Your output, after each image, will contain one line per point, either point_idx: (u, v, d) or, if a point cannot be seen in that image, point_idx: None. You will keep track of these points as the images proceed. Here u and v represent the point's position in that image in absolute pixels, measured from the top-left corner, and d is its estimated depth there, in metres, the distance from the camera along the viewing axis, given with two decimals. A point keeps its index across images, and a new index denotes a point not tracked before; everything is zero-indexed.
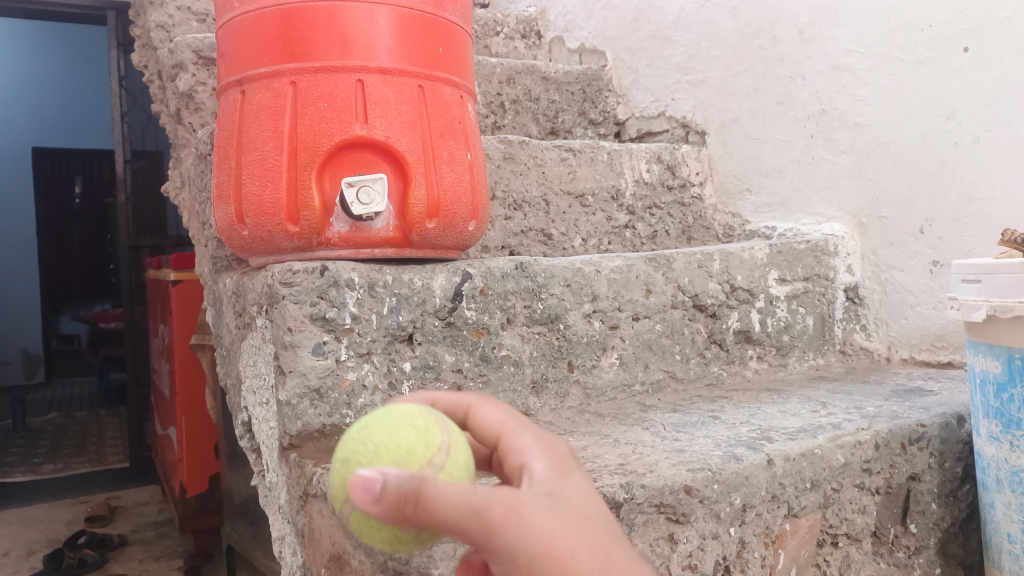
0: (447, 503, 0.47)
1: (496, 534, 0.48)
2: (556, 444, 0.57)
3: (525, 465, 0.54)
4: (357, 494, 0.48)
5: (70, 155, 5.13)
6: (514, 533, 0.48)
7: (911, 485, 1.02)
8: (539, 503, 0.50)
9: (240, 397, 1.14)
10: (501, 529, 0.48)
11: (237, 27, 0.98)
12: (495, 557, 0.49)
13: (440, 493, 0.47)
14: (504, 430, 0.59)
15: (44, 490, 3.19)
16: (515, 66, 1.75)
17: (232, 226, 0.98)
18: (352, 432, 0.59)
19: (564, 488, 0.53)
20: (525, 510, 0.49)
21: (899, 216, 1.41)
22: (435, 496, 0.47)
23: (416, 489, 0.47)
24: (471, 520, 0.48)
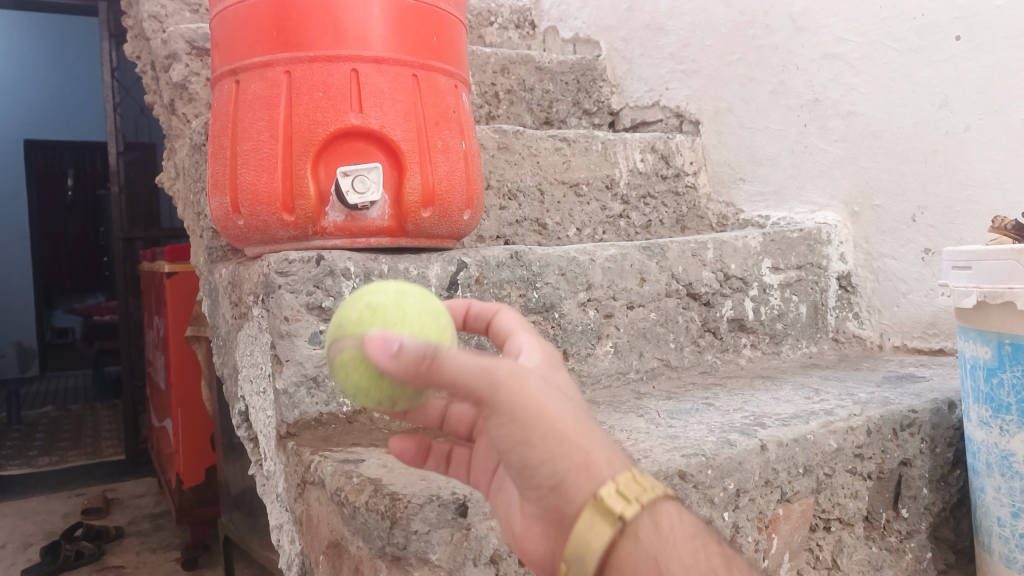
0: (463, 366, 0.50)
1: (503, 394, 0.51)
2: (547, 344, 0.62)
3: (522, 356, 0.59)
4: (373, 349, 0.50)
5: (63, 148, 5.08)
6: (517, 395, 0.51)
7: (903, 470, 1.03)
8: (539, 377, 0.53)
9: (237, 387, 1.15)
10: (507, 390, 0.51)
11: (230, 17, 0.97)
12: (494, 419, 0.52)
13: (455, 354, 0.50)
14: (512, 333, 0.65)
15: (40, 483, 3.20)
16: (509, 56, 1.75)
17: (227, 216, 0.99)
18: (384, 289, 0.63)
19: (556, 377, 0.57)
20: (528, 379, 0.52)
21: (892, 204, 1.42)
22: (449, 356, 0.50)
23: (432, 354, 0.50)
24: (480, 381, 0.51)
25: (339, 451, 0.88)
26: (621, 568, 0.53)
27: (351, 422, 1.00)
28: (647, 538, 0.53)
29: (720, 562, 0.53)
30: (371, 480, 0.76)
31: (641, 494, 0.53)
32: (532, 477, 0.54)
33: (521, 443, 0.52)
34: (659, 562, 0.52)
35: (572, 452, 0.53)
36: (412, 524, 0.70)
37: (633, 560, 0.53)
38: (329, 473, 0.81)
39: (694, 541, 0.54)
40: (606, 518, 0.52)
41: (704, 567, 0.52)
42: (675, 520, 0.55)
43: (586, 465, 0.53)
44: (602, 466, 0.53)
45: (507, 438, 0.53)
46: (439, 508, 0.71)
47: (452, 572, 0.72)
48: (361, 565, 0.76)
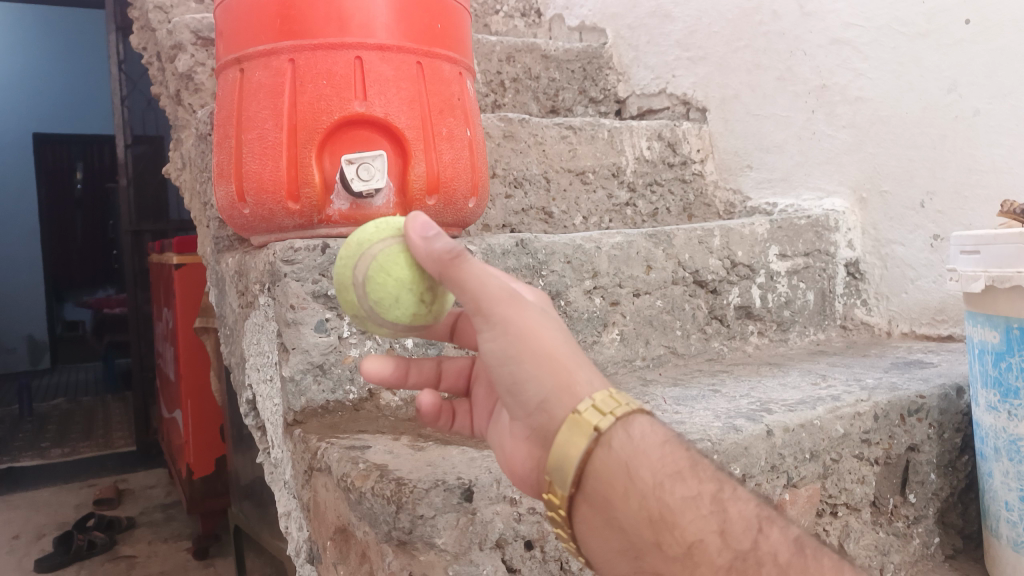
0: (475, 273, 0.56)
1: (498, 307, 0.55)
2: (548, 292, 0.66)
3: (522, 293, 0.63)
4: (412, 231, 0.60)
5: (70, 142, 5.11)
6: (511, 312, 0.54)
7: (911, 456, 1.03)
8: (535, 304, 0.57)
9: (245, 376, 1.15)
10: (502, 308, 0.55)
11: (234, 6, 0.97)
12: (488, 328, 0.55)
13: (472, 262, 0.56)
14: None
15: (53, 475, 3.23)
16: (515, 44, 1.75)
17: (233, 205, 0.99)
18: (397, 219, 0.70)
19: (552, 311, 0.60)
20: (524, 303, 0.55)
21: (900, 190, 1.41)
22: (467, 266, 0.56)
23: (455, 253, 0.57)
24: (482, 296, 0.55)
25: (346, 438, 0.89)
26: (596, 477, 0.55)
27: (357, 409, 1.01)
28: (620, 448, 0.55)
29: (685, 465, 0.56)
30: (378, 466, 0.77)
31: (616, 407, 0.54)
32: (520, 396, 0.57)
33: (510, 359, 0.55)
34: (631, 469, 0.54)
35: (557, 372, 0.55)
36: (418, 509, 0.70)
37: (607, 469, 0.54)
38: (336, 459, 0.82)
39: (663, 447, 0.56)
40: (583, 430, 0.53)
41: (671, 471, 0.55)
42: (647, 430, 0.57)
43: (569, 385, 0.55)
44: (583, 386, 0.55)
45: (498, 354, 0.56)
46: (445, 492, 0.72)
47: (458, 556, 0.73)
48: (368, 551, 0.77)
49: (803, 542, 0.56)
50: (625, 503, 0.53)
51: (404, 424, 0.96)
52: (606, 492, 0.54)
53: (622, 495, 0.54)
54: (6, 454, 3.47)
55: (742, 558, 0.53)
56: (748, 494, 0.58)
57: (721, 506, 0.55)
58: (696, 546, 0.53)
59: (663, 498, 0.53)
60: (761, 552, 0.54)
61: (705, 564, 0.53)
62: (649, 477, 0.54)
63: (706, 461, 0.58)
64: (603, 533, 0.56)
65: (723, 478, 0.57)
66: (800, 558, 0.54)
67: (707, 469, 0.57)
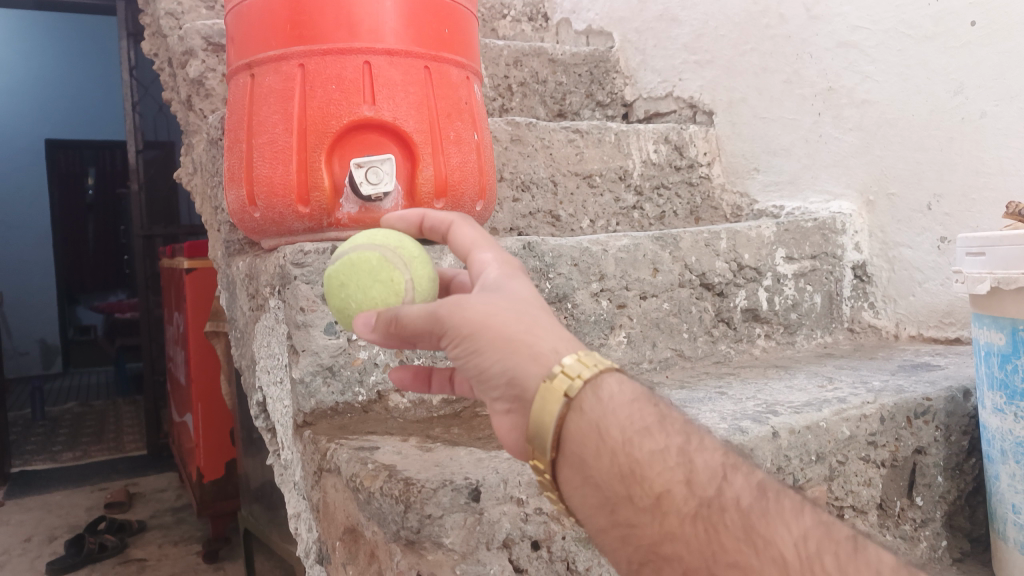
0: (414, 316, 0.60)
1: (443, 322, 0.59)
2: (510, 258, 0.66)
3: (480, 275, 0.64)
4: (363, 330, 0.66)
5: (81, 146, 5.14)
6: (457, 318, 0.58)
7: (918, 458, 1.03)
8: (481, 294, 0.59)
9: (255, 378, 1.17)
10: (449, 319, 0.58)
11: (245, 12, 0.98)
12: (451, 347, 0.60)
13: (408, 310, 0.61)
14: (472, 249, 0.67)
15: (65, 477, 3.25)
16: (523, 48, 1.76)
17: (244, 208, 1.00)
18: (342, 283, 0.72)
19: (511, 284, 0.62)
20: (464, 303, 0.59)
21: (908, 193, 1.41)
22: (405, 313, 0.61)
23: (392, 315, 0.61)
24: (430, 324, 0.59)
25: (355, 439, 0.90)
26: (572, 439, 0.58)
27: (366, 411, 1.02)
28: (591, 409, 0.57)
29: (654, 420, 0.58)
30: (386, 466, 0.78)
31: (583, 370, 0.57)
32: (490, 381, 0.60)
33: (473, 355, 0.59)
34: (601, 428, 0.57)
35: (517, 349, 0.58)
36: (426, 508, 0.71)
37: (580, 431, 0.57)
38: (345, 460, 0.83)
39: (633, 405, 0.59)
40: (554, 396, 0.56)
41: (639, 427, 0.57)
42: (616, 390, 0.59)
43: (534, 356, 0.58)
44: (549, 354, 0.58)
45: (462, 355, 0.59)
46: (452, 492, 0.72)
47: (465, 556, 0.73)
48: (377, 550, 0.78)
49: (769, 485, 0.56)
50: (599, 461, 0.56)
51: (413, 426, 0.98)
52: (582, 452, 0.57)
53: (596, 453, 0.56)
54: (19, 457, 3.50)
55: (707, 506, 0.54)
56: (719, 444, 0.59)
57: (688, 457, 0.56)
58: (665, 496, 0.55)
59: (632, 453, 0.55)
60: (726, 498, 0.54)
61: (673, 513, 0.54)
62: (619, 435, 0.56)
63: (677, 417, 0.60)
64: (581, 491, 0.58)
65: (692, 431, 0.59)
66: (762, 501, 0.54)
67: (676, 424, 0.59)
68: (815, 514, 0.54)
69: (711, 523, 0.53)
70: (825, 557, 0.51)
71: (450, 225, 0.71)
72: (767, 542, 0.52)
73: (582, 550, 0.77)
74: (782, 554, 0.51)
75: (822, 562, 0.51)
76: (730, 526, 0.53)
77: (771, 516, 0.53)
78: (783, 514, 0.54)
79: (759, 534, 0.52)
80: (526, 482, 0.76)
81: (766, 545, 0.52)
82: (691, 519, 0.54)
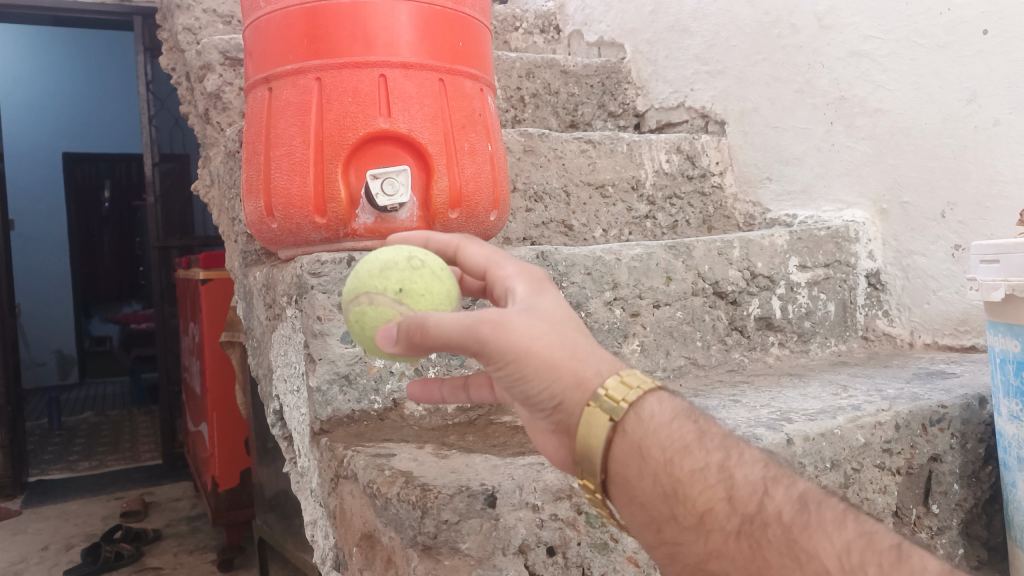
0: (448, 328, 0.58)
1: (488, 343, 0.58)
2: (531, 269, 0.67)
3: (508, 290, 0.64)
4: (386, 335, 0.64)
5: (98, 160, 5.20)
6: (505, 341, 0.58)
7: (934, 466, 1.03)
8: (522, 316, 0.59)
9: (272, 386, 1.18)
10: (493, 339, 0.58)
11: (263, 27, 1.00)
12: (493, 363, 0.60)
13: (437, 321, 0.58)
14: (491, 264, 0.70)
15: (81, 487, 3.28)
16: (535, 60, 1.79)
17: (262, 220, 1.02)
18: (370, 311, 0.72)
19: (543, 299, 0.62)
20: (510, 325, 0.58)
21: (921, 201, 1.40)
22: (436, 323, 0.58)
23: (420, 321, 0.58)
24: (470, 341, 0.58)
25: (372, 446, 0.91)
26: (617, 461, 0.60)
27: (382, 419, 1.03)
28: (633, 430, 0.60)
29: (693, 438, 0.60)
30: (403, 472, 0.79)
31: (628, 393, 0.59)
32: (535, 402, 0.62)
33: (519, 379, 0.60)
34: (643, 449, 0.60)
35: (563, 374, 0.60)
36: (442, 514, 0.72)
37: (624, 452, 0.60)
38: (362, 466, 0.84)
39: (673, 424, 0.61)
40: (599, 421, 0.59)
41: (679, 446, 0.59)
42: (657, 409, 0.61)
43: (578, 381, 0.60)
44: (592, 377, 0.60)
45: (506, 375, 0.60)
46: (468, 498, 0.73)
47: (481, 561, 0.74)
48: (394, 556, 0.79)
49: (811, 496, 0.57)
50: (642, 482, 0.59)
51: (428, 434, 0.99)
52: (626, 472, 0.60)
53: (639, 474, 0.59)
54: (37, 466, 3.53)
55: (750, 522, 0.56)
56: (758, 456, 0.61)
57: (729, 473, 0.58)
58: (707, 513, 0.57)
59: (674, 472, 0.58)
60: (768, 513, 0.56)
61: (717, 530, 0.57)
62: (660, 455, 0.59)
63: (716, 431, 0.62)
64: (628, 509, 0.61)
65: (732, 444, 0.61)
66: (804, 514, 0.55)
67: (715, 438, 0.61)
68: (858, 524, 0.55)
69: (754, 539, 0.55)
70: (870, 568, 0.52)
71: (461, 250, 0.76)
72: (811, 556, 0.53)
73: (598, 556, 0.78)
74: (825, 566, 0.52)
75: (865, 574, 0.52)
76: (772, 541, 0.54)
77: (813, 528, 0.54)
78: (825, 526, 0.54)
79: (802, 548, 0.54)
80: (541, 488, 0.76)
81: (810, 559, 0.53)
82: (734, 536, 0.56)
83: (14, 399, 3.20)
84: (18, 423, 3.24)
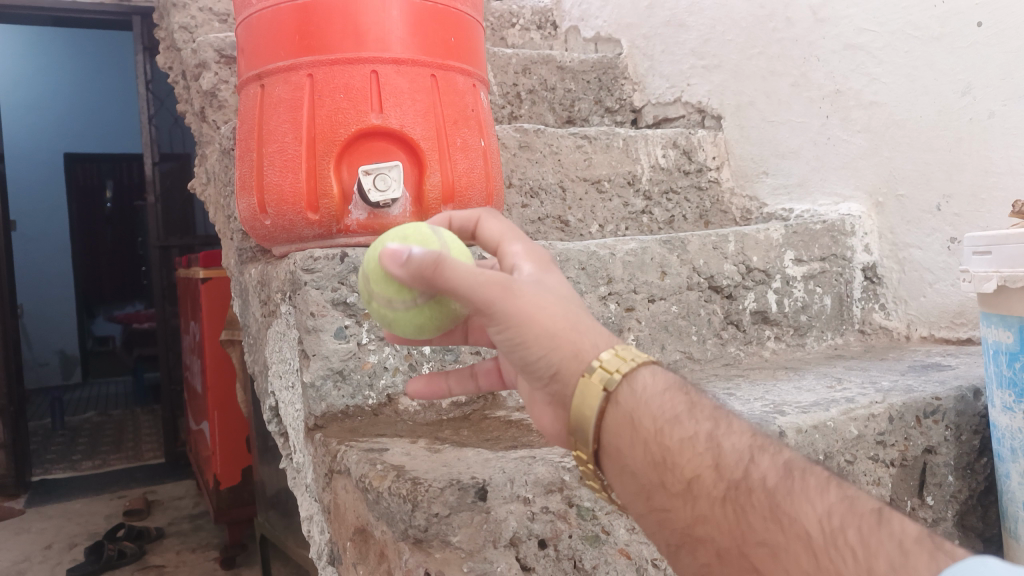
0: (461, 282, 0.57)
1: (497, 302, 0.57)
2: (540, 249, 0.68)
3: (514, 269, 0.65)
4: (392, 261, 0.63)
5: (99, 160, 5.23)
6: (511, 305, 0.58)
7: (928, 458, 1.03)
8: (532, 285, 0.59)
9: (268, 383, 1.18)
10: (501, 302, 0.58)
11: (256, 23, 1.00)
12: (495, 324, 0.59)
13: (454, 271, 0.56)
14: (502, 240, 0.71)
15: (84, 486, 3.29)
16: (531, 56, 1.79)
17: (255, 216, 1.02)
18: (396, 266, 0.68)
19: (547, 278, 0.63)
20: (519, 291, 0.58)
21: (917, 194, 1.40)
22: (452, 267, 0.56)
23: (437, 257, 0.56)
24: (478, 299, 0.57)
25: (365, 440, 0.91)
26: (611, 431, 0.60)
27: (377, 414, 1.03)
28: (625, 401, 0.59)
29: (684, 408, 0.59)
30: (395, 466, 0.79)
31: (621, 364, 0.59)
32: (533, 370, 0.62)
33: (518, 345, 0.60)
34: (635, 419, 0.59)
35: (562, 345, 0.59)
36: (433, 507, 0.72)
37: (616, 423, 0.60)
38: (355, 461, 0.84)
39: (664, 395, 0.60)
40: (592, 391, 0.59)
41: (670, 416, 0.58)
42: (649, 381, 0.61)
43: (576, 353, 0.60)
44: (590, 350, 0.60)
45: (505, 341, 0.60)
46: (459, 492, 0.73)
47: (472, 553, 0.75)
48: (386, 549, 0.79)
49: (796, 464, 0.55)
50: (633, 451, 0.58)
51: (422, 428, 0.99)
52: (618, 443, 0.60)
53: (631, 444, 0.59)
54: (40, 466, 3.54)
55: (736, 488, 0.54)
56: (748, 428, 0.59)
57: (716, 442, 0.57)
58: (695, 481, 0.56)
59: (663, 441, 0.57)
60: (752, 480, 0.54)
61: (704, 497, 0.55)
62: (652, 425, 0.58)
63: (707, 403, 0.60)
64: (621, 478, 0.60)
65: (722, 416, 0.60)
66: (787, 480, 0.53)
67: (705, 410, 0.60)
68: (841, 489, 0.52)
69: (739, 504, 0.54)
70: (850, 531, 0.49)
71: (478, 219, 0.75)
72: (792, 520, 0.51)
73: (590, 548, 0.78)
74: (806, 530, 0.50)
75: (845, 537, 0.49)
76: (757, 506, 0.53)
77: (795, 493, 0.52)
78: (808, 491, 0.52)
79: (784, 512, 0.52)
80: (533, 481, 0.77)
81: (791, 524, 0.51)
82: (721, 502, 0.54)
83: (17, 399, 3.21)
84: (21, 423, 3.25)
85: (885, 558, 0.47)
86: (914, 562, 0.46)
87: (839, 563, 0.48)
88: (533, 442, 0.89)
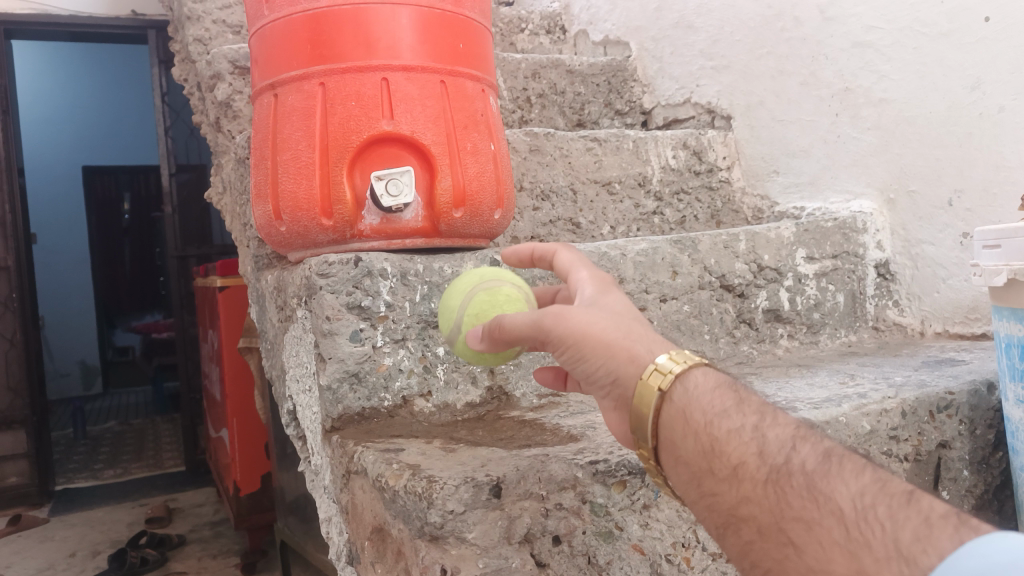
0: (518, 324, 0.68)
1: (552, 329, 0.66)
2: (602, 274, 0.74)
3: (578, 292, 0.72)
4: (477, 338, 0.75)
5: (118, 172, 5.28)
6: (561, 325, 0.66)
7: (942, 452, 1.04)
8: (583, 306, 0.67)
9: (285, 387, 1.20)
10: (555, 327, 0.66)
11: (268, 34, 1.02)
12: (558, 350, 0.67)
13: (512, 319, 0.69)
14: (570, 271, 0.76)
15: (106, 495, 3.33)
16: (540, 61, 1.81)
17: (271, 223, 1.04)
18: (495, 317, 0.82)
19: (604, 299, 0.69)
20: (570, 312, 0.66)
21: (929, 189, 1.40)
22: (510, 319, 0.69)
23: (497, 320, 0.70)
24: (537, 330, 0.67)
25: (382, 441, 0.92)
26: (665, 426, 0.62)
27: (392, 415, 1.04)
28: (678, 399, 0.62)
29: (733, 403, 0.61)
30: (410, 466, 0.80)
31: (675, 366, 0.62)
32: (596, 381, 0.67)
33: (578, 360, 0.66)
34: (687, 413, 0.61)
35: (616, 352, 0.64)
36: (448, 504, 0.73)
37: (671, 417, 0.62)
38: (371, 461, 0.85)
39: (714, 392, 0.62)
40: (649, 391, 0.62)
41: (719, 410, 0.60)
42: (702, 380, 0.63)
43: (630, 358, 0.64)
44: (644, 355, 0.64)
45: (569, 358, 0.67)
46: (474, 489, 0.75)
47: (487, 549, 0.76)
48: (404, 548, 0.81)
49: (836, 451, 0.55)
50: (685, 443, 0.60)
51: (438, 429, 1.00)
52: (671, 435, 0.62)
53: (683, 436, 0.61)
54: (63, 474, 3.59)
55: (777, 471, 0.55)
56: (795, 421, 0.60)
57: (761, 433, 0.58)
58: (740, 467, 0.57)
59: (712, 432, 0.59)
60: (793, 465, 0.55)
61: (748, 480, 0.56)
62: (701, 418, 0.60)
63: (755, 399, 0.61)
64: (675, 470, 0.62)
65: (769, 410, 0.60)
66: (825, 463, 0.54)
67: (753, 404, 0.60)
68: (875, 472, 0.53)
69: (780, 486, 0.54)
70: (879, 508, 0.49)
71: (554, 253, 0.79)
72: (828, 498, 0.52)
73: (603, 544, 0.81)
74: (839, 507, 0.51)
75: (875, 514, 0.49)
76: (796, 487, 0.53)
77: (831, 475, 0.53)
78: (844, 473, 0.53)
79: (820, 491, 0.52)
80: (546, 478, 0.78)
81: (826, 501, 0.52)
82: (763, 484, 0.55)
83: (38, 408, 3.25)
84: (43, 432, 3.30)
85: (910, 530, 0.47)
86: (936, 534, 0.46)
87: (868, 536, 0.48)
88: (547, 441, 0.91)
